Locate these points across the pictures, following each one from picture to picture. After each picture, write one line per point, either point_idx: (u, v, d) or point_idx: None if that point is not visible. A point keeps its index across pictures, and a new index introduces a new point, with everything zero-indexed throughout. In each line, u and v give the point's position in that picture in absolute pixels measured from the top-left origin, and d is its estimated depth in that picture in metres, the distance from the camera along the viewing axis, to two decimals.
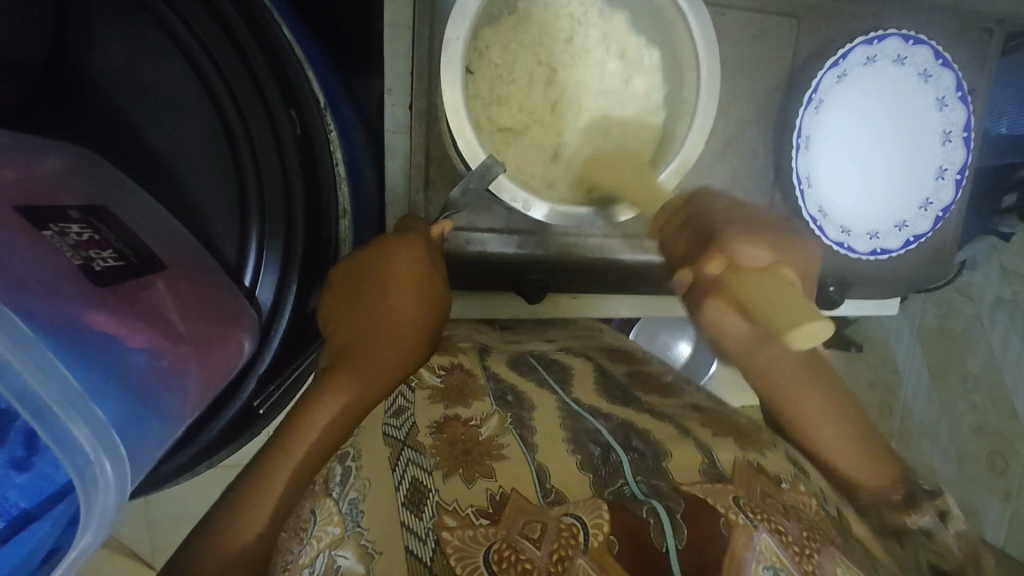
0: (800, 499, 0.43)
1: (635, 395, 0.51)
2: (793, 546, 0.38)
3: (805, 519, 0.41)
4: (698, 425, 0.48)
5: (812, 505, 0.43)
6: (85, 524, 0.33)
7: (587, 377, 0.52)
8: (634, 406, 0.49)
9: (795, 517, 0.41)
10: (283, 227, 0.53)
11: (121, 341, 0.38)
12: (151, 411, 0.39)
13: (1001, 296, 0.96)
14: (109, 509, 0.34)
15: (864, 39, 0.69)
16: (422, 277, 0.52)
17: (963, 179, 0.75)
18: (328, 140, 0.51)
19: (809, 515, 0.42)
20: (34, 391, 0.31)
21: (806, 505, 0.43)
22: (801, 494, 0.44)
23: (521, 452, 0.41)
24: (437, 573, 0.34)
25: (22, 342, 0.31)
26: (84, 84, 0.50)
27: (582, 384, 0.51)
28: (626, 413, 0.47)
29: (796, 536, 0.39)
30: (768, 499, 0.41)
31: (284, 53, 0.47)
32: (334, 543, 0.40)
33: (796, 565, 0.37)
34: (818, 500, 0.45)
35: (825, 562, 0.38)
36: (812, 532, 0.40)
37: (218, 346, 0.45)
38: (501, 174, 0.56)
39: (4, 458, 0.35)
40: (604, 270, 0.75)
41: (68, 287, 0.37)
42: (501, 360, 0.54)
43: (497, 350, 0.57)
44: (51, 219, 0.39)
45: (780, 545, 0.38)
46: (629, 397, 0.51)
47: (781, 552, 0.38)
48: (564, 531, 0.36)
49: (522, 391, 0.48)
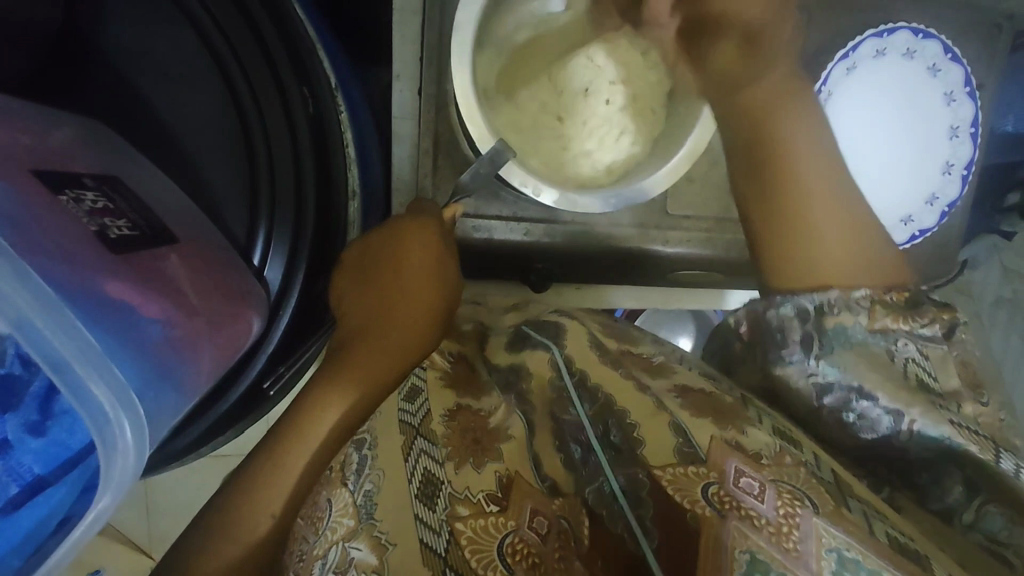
0: (785, 473, 0.39)
1: (623, 365, 0.49)
2: (768, 527, 0.35)
3: (787, 491, 0.38)
4: (677, 404, 0.44)
5: (799, 475, 0.40)
6: (106, 487, 0.34)
7: (580, 338, 0.52)
8: (625, 372, 0.48)
9: (773, 492, 0.38)
10: (294, 208, 0.52)
11: (135, 309, 0.38)
12: (166, 381, 0.39)
13: (1002, 295, 0.97)
14: (128, 475, 0.34)
15: (873, 32, 0.70)
16: (435, 259, 0.52)
17: (969, 174, 0.75)
18: (339, 121, 0.51)
19: (795, 486, 0.38)
20: (58, 351, 0.31)
21: (792, 477, 0.39)
22: (786, 468, 0.40)
23: (525, 435, 0.44)
24: (453, 565, 0.37)
25: (44, 298, 0.32)
26: (94, 58, 0.50)
27: (576, 343, 0.51)
28: (619, 386, 0.46)
29: (770, 516, 0.36)
30: (744, 478, 0.38)
31: (303, 41, 0.48)
32: (347, 535, 0.40)
33: (775, 546, 0.35)
34: (808, 469, 0.41)
35: (810, 535, 0.35)
36: (793, 505, 0.37)
37: (229, 320, 0.45)
38: (510, 160, 0.56)
39: (19, 421, 0.35)
40: (609, 258, 0.75)
41: (86, 252, 0.37)
42: (500, 350, 0.53)
43: (496, 333, 0.56)
44: (66, 186, 0.39)
45: (753, 529, 0.35)
46: (618, 364, 0.49)
47: (755, 534, 0.35)
48: (562, 533, 0.39)
49: (520, 366, 0.50)
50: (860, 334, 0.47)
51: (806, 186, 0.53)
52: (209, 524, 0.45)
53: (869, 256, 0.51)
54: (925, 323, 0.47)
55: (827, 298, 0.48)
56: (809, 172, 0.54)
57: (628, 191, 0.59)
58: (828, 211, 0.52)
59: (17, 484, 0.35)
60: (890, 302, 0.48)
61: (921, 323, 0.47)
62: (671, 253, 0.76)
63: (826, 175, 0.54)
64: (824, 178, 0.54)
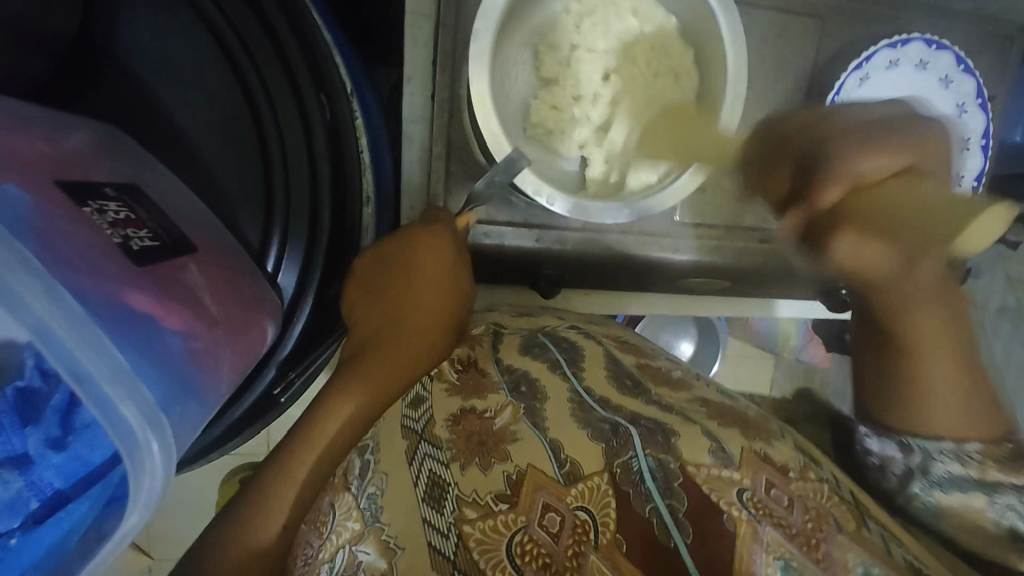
0: (809, 488, 0.42)
1: (646, 386, 0.51)
2: (797, 536, 0.38)
3: (813, 507, 0.40)
4: (704, 417, 0.46)
5: (823, 491, 0.42)
6: (131, 506, 0.34)
7: (600, 363, 0.51)
8: (647, 399, 0.48)
9: (800, 506, 0.40)
10: (309, 215, 0.52)
11: (158, 321, 0.38)
12: (189, 394, 0.39)
13: (1006, 303, 0.97)
14: (155, 494, 0.34)
15: (887, 43, 0.69)
16: (449, 268, 0.52)
17: (979, 185, 0.75)
18: (355, 127, 0.51)
19: (819, 503, 0.41)
20: (87, 369, 0.31)
21: (815, 493, 0.42)
22: (810, 483, 0.42)
23: (535, 435, 0.41)
24: (461, 567, 0.35)
25: (75, 316, 0.31)
26: (108, 61, 0.50)
27: (596, 369, 0.50)
28: (641, 407, 0.46)
29: (798, 527, 0.38)
30: (774, 488, 0.40)
31: (320, 46, 0.48)
32: (354, 539, 0.40)
33: (805, 554, 0.37)
34: (830, 486, 0.44)
35: (835, 548, 0.38)
36: (819, 521, 0.40)
37: (245, 329, 0.45)
38: (526, 169, 0.56)
39: (40, 437, 0.35)
40: (618, 266, 0.75)
41: (108, 264, 0.36)
42: (513, 347, 0.52)
43: (510, 332, 0.55)
44: (89, 197, 0.39)
45: (785, 535, 0.38)
46: (638, 386, 0.50)
47: (788, 543, 0.37)
48: (578, 527, 0.36)
49: (539, 381, 0.46)
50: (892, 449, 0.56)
51: (927, 383, 0.54)
52: (218, 525, 0.45)
53: (974, 402, 0.53)
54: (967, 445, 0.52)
55: (944, 449, 0.53)
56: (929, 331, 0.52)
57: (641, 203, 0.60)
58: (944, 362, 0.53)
59: (38, 498, 0.35)
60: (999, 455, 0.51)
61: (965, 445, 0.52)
62: (680, 262, 0.76)
63: (918, 319, 0.52)
64: (939, 334, 0.53)
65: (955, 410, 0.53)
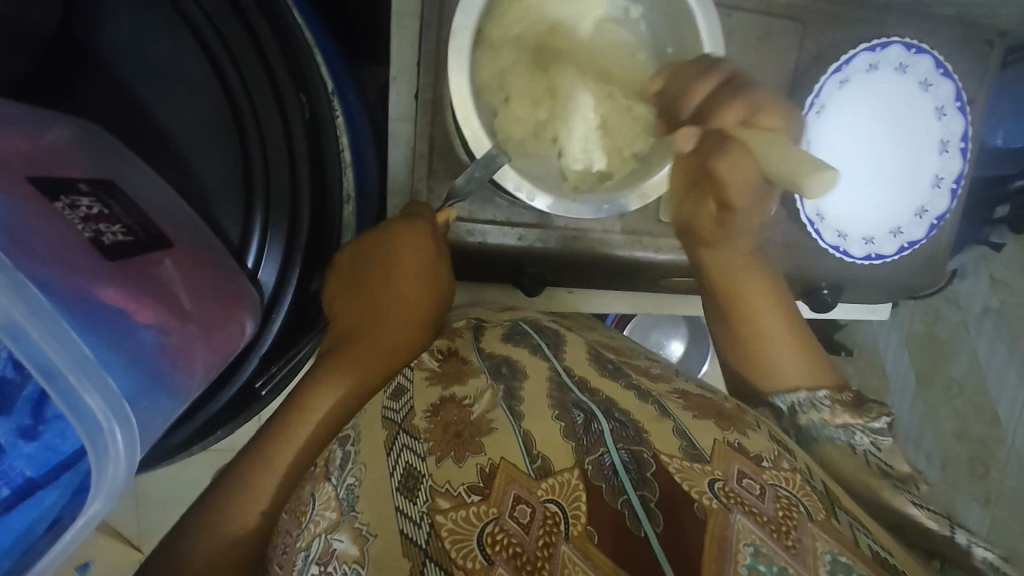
0: (782, 477, 0.43)
1: (626, 371, 0.52)
2: (769, 523, 0.38)
3: (784, 496, 0.41)
4: (680, 407, 0.47)
5: (795, 481, 0.43)
6: (95, 493, 0.34)
7: (581, 351, 0.53)
8: (624, 382, 0.49)
9: (772, 494, 0.40)
10: (289, 211, 0.53)
11: (130, 316, 0.38)
12: (159, 387, 0.40)
13: (989, 305, 0.97)
14: (118, 482, 0.35)
15: (867, 46, 0.70)
16: (428, 261, 0.53)
17: (958, 188, 0.77)
18: (335, 126, 0.52)
19: (791, 492, 0.41)
20: (51, 360, 0.32)
21: (788, 482, 0.42)
22: (783, 472, 0.43)
23: (510, 423, 0.42)
24: (432, 555, 0.35)
25: (37, 307, 0.32)
26: (91, 59, 0.50)
27: (576, 356, 0.51)
28: (614, 388, 0.48)
29: (770, 515, 0.38)
30: (746, 479, 0.41)
31: (299, 45, 0.49)
32: (329, 528, 0.40)
33: (777, 541, 0.37)
34: (802, 476, 0.44)
35: (806, 535, 0.38)
36: (790, 509, 0.39)
37: (220, 324, 0.45)
38: (506, 165, 0.57)
39: (11, 427, 0.36)
40: (602, 264, 0.76)
41: (80, 259, 0.37)
42: (495, 336, 0.52)
43: (490, 326, 0.55)
44: (62, 193, 0.39)
45: (756, 523, 0.37)
46: (620, 370, 0.51)
47: (758, 530, 0.37)
48: (549, 518, 0.36)
49: (516, 361, 0.48)
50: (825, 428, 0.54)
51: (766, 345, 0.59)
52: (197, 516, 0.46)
53: (809, 355, 0.59)
54: (874, 419, 0.53)
55: (796, 400, 0.56)
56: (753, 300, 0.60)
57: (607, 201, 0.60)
58: (776, 326, 0.60)
59: (9, 487, 0.36)
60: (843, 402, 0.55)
61: (871, 420, 0.53)
62: (663, 260, 0.77)
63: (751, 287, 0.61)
64: (766, 304, 0.60)
65: (789, 363, 0.58)
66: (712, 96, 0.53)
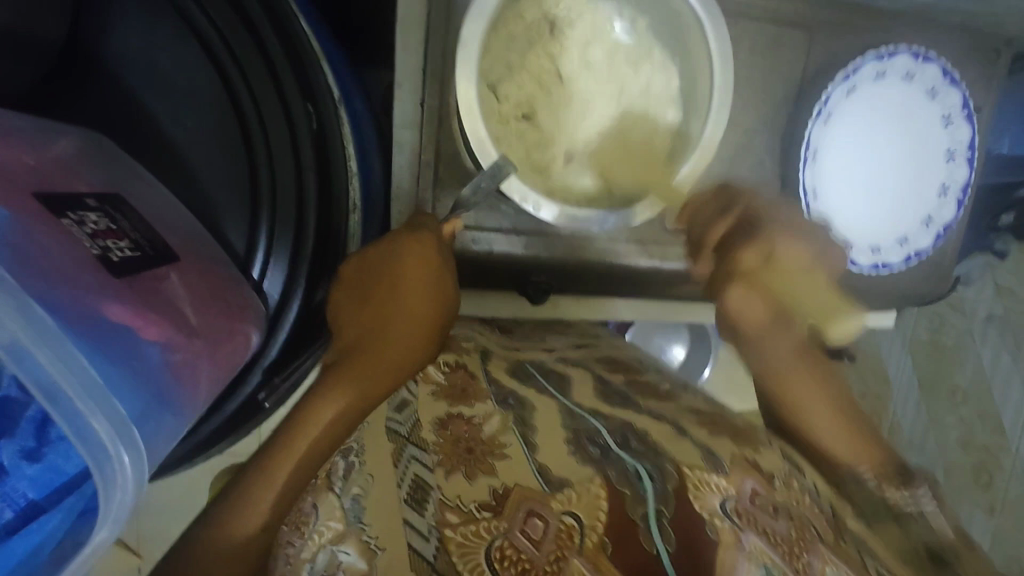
0: (793, 496, 0.42)
1: (634, 400, 0.50)
2: (781, 544, 0.38)
3: (796, 516, 0.40)
4: (697, 428, 0.46)
5: (805, 501, 0.43)
6: (101, 520, 0.33)
7: (587, 384, 0.51)
8: (637, 410, 0.48)
9: (785, 514, 0.40)
10: (294, 222, 0.52)
11: (136, 333, 0.38)
12: (164, 405, 0.39)
13: (994, 312, 0.98)
14: (126, 507, 0.34)
15: (875, 55, 0.69)
16: (434, 272, 0.52)
17: (965, 198, 0.76)
18: (341, 135, 0.50)
19: (802, 512, 0.41)
20: (56, 383, 0.31)
21: (800, 502, 0.42)
22: (794, 492, 0.43)
23: (523, 452, 0.40)
24: (439, 568, 0.36)
25: (44, 330, 0.32)
26: (96, 69, 0.50)
27: (582, 387, 0.50)
28: (629, 415, 0.46)
29: (783, 535, 0.38)
30: (760, 500, 0.40)
31: (307, 53, 0.47)
32: (336, 538, 0.40)
33: (788, 563, 0.37)
34: (812, 498, 0.44)
35: (816, 559, 0.38)
36: (802, 529, 0.39)
37: (227, 338, 0.45)
38: (511, 174, 0.56)
39: (13, 449, 0.36)
40: (607, 273, 0.75)
41: (86, 276, 0.37)
42: (500, 368, 0.51)
43: (497, 355, 0.55)
44: (69, 208, 0.39)
45: (769, 545, 0.37)
46: (628, 402, 0.50)
47: (770, 551, 0.37)
48: (563, 531, 0.36)
49: (524, 395, 0.46)
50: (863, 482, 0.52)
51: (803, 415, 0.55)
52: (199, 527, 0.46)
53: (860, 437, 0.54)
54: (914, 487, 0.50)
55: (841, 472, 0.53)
56: (790, 379, 0.56)
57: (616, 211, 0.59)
58: (810, 393, 0.56)
59: (11, 509, 0.36)
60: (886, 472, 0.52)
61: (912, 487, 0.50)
62: (668, 269, 0.77)
63: (788, 361, 0.57)
64: (803, 372, 0.57)
65: (838, 442, 0.54)
66: (729, 235, 0.58)
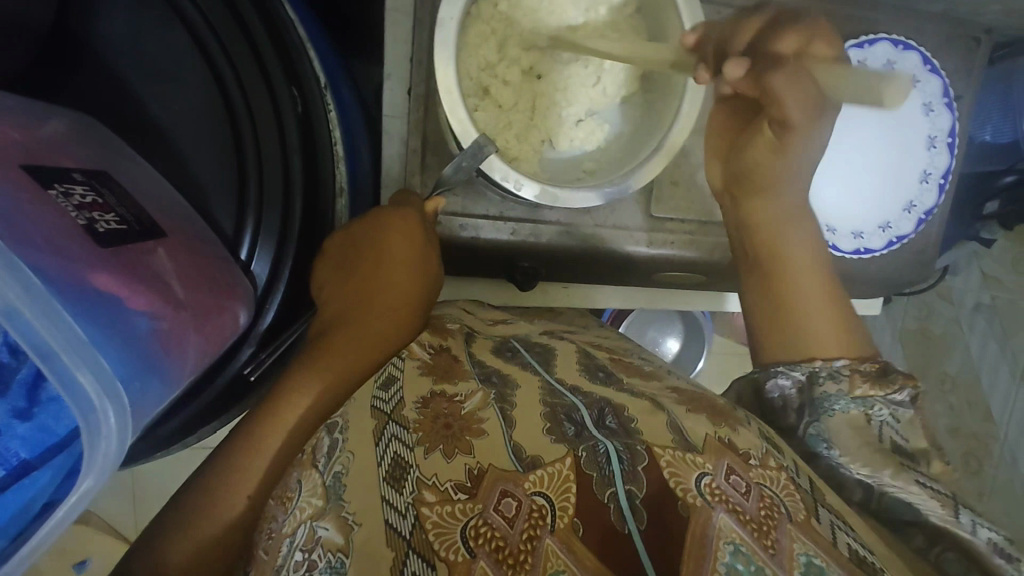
0: (767, 475, 0.43)
1: (616, 376, 0.52)
2: (751, 522, 0.38)
3: (768, 495, 0.41)
4: (673, 402, 0.49)
5: (779, 480, 0.44)
6: (87, 470, 0.35)
7: (569, 360, 0.53)
8: (614, 386, 0.50)
9: (756, 492, 0.41)
10: (281, 204, 0.53)
11: (122, 301, 0.39)
12: (152, 372, 0.40)
13: (981, 301, 0.98)
14: (110, 459, 0.35)
15: (853, 42, 0.72)
16: (418, 250, 0.53)
17: (946, 183, 0.78)
18: (327, 120, 0.52)
19: (774, 491, 0.42)
20: (42, 339, 0.32)
21: (772, 481, 0.43)
22: (768, 471, 0.44)
23: (500, 430, 0.41)
24: (416, 547, 0.36)
25: (33, 289, 0.33)
26: (87, 55, 0.51)
27: (565, 366, 0.52)
28: (607, 391, 0.48)
29: (753, 513, 0.39)
30: (733, 475, 0.41)
31: (291, 40, 0.50)
32: (315, 514, 0.41)
33: (756, 541, 0.38)
34: (787, 474, 0.45)
35: (785, 537, 0.39)
36: (772, 508, 0.40)
37: (215, 311, 0.46)
38: (492, 155, 0.57)
39: (7, 407, 0.37)
40: (596, 258, 0.76)
41: (74, 245, 0.38)
42: (485, 347, 0.53)
43: (483, 336, 0.56)
44: (56, 180, 0.40)
45: (738, 523, 0.38)
46: (609, 377, 0.52)
47: (739, 528, 0.38)
48: (535, 511, 0.37)
49: (506, 373, 0.49)
50: (844, 402, 0.52)
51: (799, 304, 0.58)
52: (186, 500, 0.47)
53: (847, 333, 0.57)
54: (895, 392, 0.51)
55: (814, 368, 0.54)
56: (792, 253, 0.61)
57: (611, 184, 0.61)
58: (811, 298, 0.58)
59: (4, 467, 0.37)
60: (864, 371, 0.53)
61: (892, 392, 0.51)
62: (655, 256, 0.77)
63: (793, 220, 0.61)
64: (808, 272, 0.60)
65: (821, 333, 0.56)
66: (761, 33, 0.54)
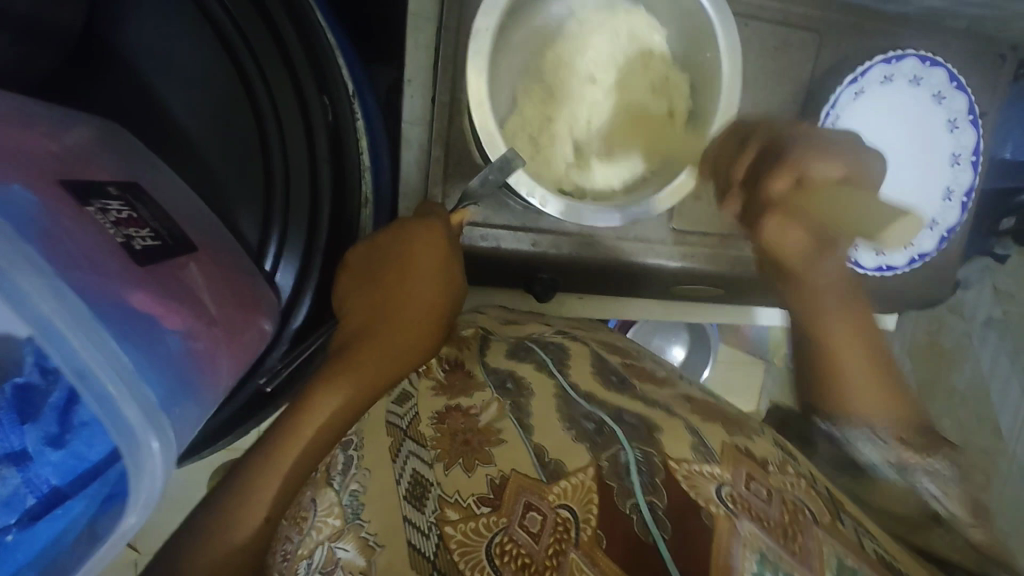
0: (788, 481, 0.42)
1: (630, 381, 0.50)
2: (774, 527, 0.37)
3: (790, 501, 0.40)
4: (688, 411, 0.45)
5: (800, 485, 0.42)
6: (132, 505, 0.34)
7: (586, 360, 0.51)
8: (630, 391, 0.47)
9: (779, 499, 0.40)
10: (308, 216, 0.52)
11: (158, 321, 0.38)
12: (187, 393, 0.39)
13: (992, 316, 0.93)
14: (153, 495, 0.34)
15: (882, 58, 0.70)
16: (442, 261, 0.52)
17: (968, 201, 0.76)
18: (356, 130, 0.51)
19: (796, 496, 0.41)
20: (92, 370, 0.32)
21: (794, 486, 0.42)
22: (789, 477, 0.43)
23: (519, 436, 0.40)
24: (441, 567, 0.35)
25: (79, 316, 0.32)
26: (114, 59, 0.50)
27: (580, 364, 0.50)
28: (622, 400, 0.45)
29: (776, 519, 0.38)
30: (753, 483, 0.40)
31: (322, 48, 0.48)
32: (334, 535, 0.41)
33: (783, 548, 0.37)
34: (807, 480, 0.44)
35: (812, 540, 0.38)
36: (796, 513, 0.39)
37: (245, 330, 0.46)
38: (520, 168, 0.56)
39: (40, 433, 0.37)
40: (616, 272, 0.75)
41: (113, 265, 0.37)
42: (499, 352, 0.52)
43: (498, 338, 0.55)
44: (92, 196, 0.39)
45: (763, 530, 0.37)
46: (625, 381, 0.49)
47: (763, 536, 0.37)
48: (560, 525, 0.36)
49: (521, 374, 0.47)
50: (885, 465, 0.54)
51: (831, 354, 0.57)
52: (191, 535, 0.45)
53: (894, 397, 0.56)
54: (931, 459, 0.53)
55: (852, 430, 0.56)
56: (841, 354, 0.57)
57: (634, 204, 0.60)
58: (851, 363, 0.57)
59: (35, 496, 0.38)
60: (909, 441, 0.54)
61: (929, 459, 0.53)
62: (673, 267, 0.76)
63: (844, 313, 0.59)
64: (849, 336, 0.58)
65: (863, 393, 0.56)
66: None
